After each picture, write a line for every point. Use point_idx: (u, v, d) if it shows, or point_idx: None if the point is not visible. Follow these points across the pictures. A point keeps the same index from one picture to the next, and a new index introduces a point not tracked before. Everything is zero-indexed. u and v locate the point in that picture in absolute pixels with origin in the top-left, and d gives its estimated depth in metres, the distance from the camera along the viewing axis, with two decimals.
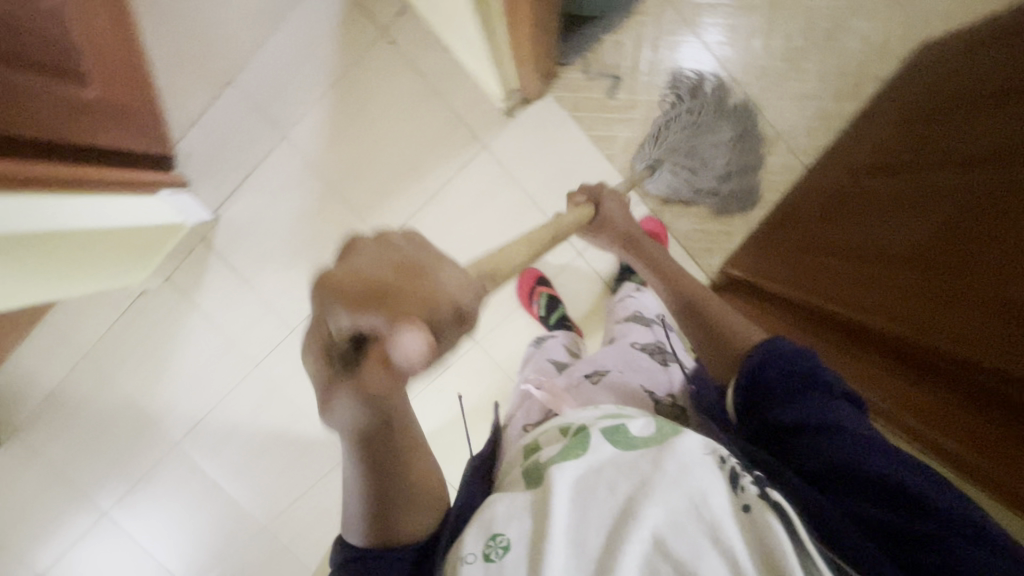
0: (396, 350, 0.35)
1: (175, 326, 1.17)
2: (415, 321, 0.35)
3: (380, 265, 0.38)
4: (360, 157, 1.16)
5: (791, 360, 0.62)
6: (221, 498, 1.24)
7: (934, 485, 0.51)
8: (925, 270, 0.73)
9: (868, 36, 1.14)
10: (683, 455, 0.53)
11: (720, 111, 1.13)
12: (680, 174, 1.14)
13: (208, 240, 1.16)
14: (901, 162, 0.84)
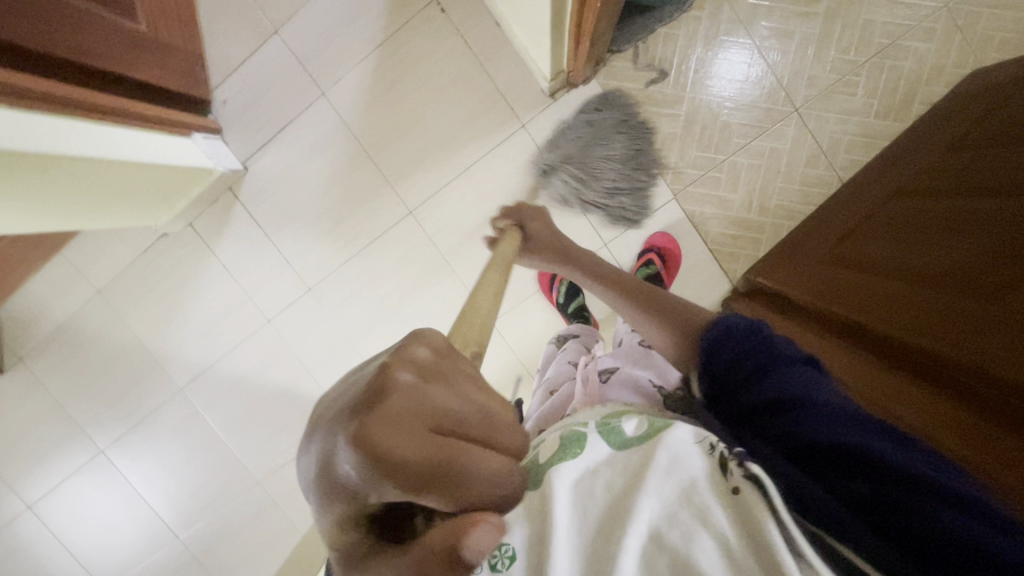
0: (469, 554, 0.27)
1: (199, 273, 1.25)
2: (490, 521, 0.28)
3: (414, 430, 0.26)
4: (395, 125, 1.14)
5: (743, 335, 0.53)
6: (219, 445, 1.32)
7: (921, 457, 0.41)
8: (977, 292, 0.67)
9: (925, 57, 1.03)
10: (675, 444, 0.46)
11: (622, 124, 1.08)
12: (570, 184, 1.10)
13: (234, 189, 1.21)
14: (983, 174, 0.75)
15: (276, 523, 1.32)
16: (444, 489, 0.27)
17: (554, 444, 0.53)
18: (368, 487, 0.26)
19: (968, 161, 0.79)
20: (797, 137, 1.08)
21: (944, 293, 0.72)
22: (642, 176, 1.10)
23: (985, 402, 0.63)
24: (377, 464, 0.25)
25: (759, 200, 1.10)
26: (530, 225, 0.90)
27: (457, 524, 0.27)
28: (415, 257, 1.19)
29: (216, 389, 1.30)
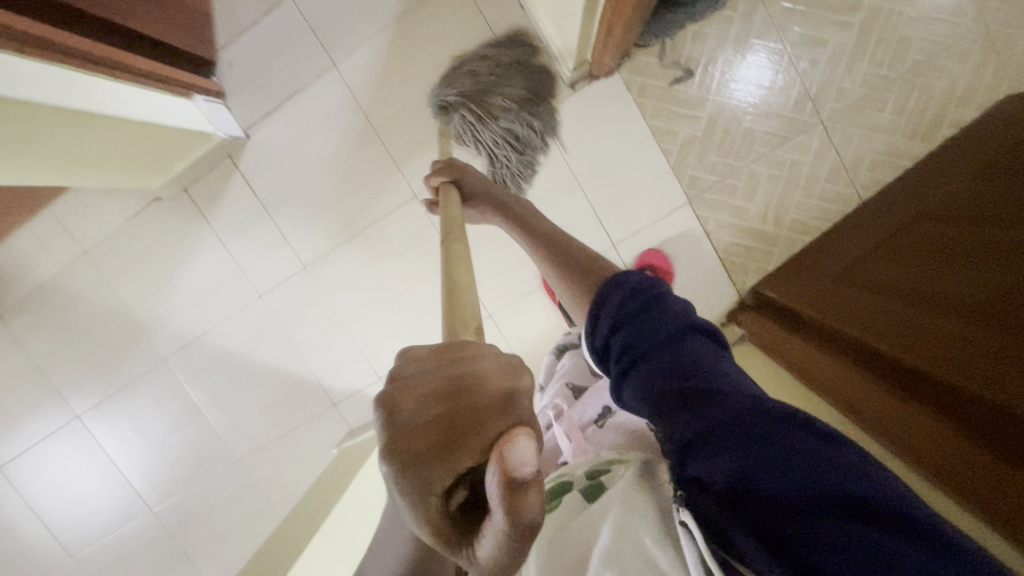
0: (521, 473, 0.28)
1: (193, 241, 1.21)
2: (512, 432, 0.30)
3: (420, 431, 0.30)
4: (405, 103, 1.10)
5: (645, 308, 0.55)
6: (198, 420, 1.28)
7: (824, 459, 0.39)
8: (995, 325, 0.65)
9: (957, 79, 0.99)
10: (634, 497, 0.54)
11: (523, 70, 1.04)
12: (467, 120, 1.01)
13: (233, 157, 1.16)
14: (1010, 200, 0.72)
15: (254, 503, 1.29)
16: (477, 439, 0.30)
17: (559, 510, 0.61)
18: (427, 467, 0.29)
19: (999, 185, 0.76)
20: (820, 150, 1.05)
21: (962, 322, 0.69)
22: (537, 131, 1.05)
23: (1009, 440, 0.62)
24: (418, 437, 0.30)
25: (775, 212, 1.07)
26: (466, 182, 0.88)
27: (493, 454, 0.29)
28: (417, 242, 1.16)
29: (201, 363, 1.26)
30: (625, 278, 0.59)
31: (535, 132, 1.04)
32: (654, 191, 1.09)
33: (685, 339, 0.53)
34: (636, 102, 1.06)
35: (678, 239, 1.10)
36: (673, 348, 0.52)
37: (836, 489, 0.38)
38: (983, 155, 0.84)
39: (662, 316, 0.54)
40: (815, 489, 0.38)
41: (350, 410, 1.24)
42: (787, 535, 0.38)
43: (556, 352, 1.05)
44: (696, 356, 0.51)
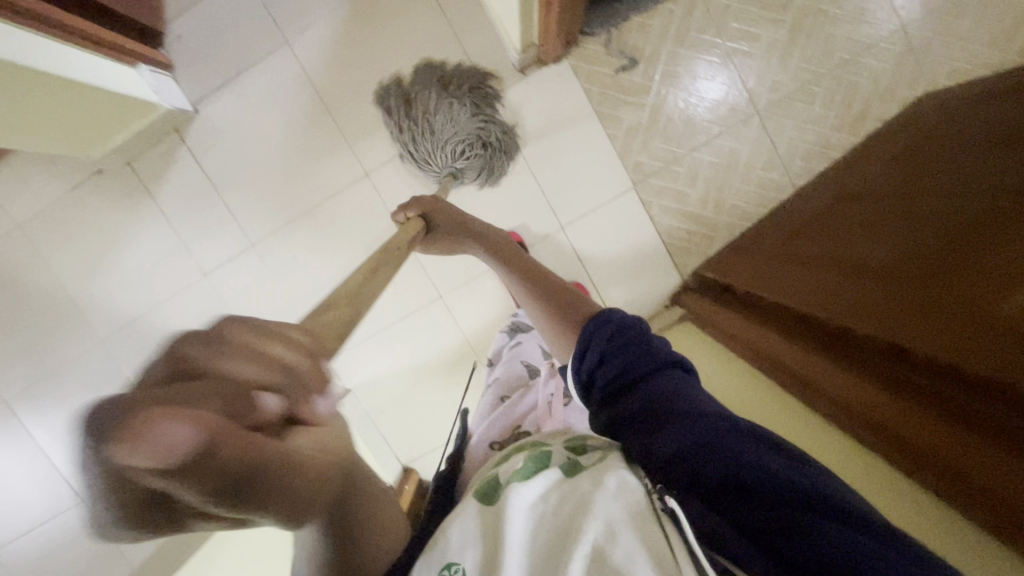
0: (175, 453, 0.22)
1: (136, 218, 1.18)
2: (144, 414, 0.22)
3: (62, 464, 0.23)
4: (359, 84, 1.11)
5: (624, 346, 0.60)
6: None
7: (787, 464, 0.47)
8: (901, 283, 0.65)
9: (878, 75, 1.06)
10: (625, 476, 0.49)
11: (435, 89, 1.03)
12: (466, 159, 1.05)
13: (180, 132, 1.14)
14: (931, 177, 0.75)
15: None
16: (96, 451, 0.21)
17: (518, 465, 0.54)
18: (96, 504, 0.23)
19: (921, 170, 0.79)
20: (757, 139, 1.10)
21: (874, 283, 0.69)
22: (479, 105, 1.05)
23: (913, 389, 0.60)
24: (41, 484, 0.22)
25: (716, 198, 1.12)
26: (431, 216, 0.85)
27: (134, 456, 0.22)
28: (367, 223, 1.16)
29: (142, 345, 1.22)
30: (602, 320, 0.62)
31: (480, 104, 1.05)
32: (601, 175, 1.12)
33: (660, 369, 0.58)
34: (584, 88, 1.09)
35: (624, 224, 1.14)
36: (653, 377, 0.57)
37: (807, 495, 0.44)
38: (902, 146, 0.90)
39: (637, 347, 0.59)
40: (792, 495, 0.44)
41: None
42: (774, 532, 0.43)
43: (509, 332, 1.07)
44: (673, 385, 0.56)
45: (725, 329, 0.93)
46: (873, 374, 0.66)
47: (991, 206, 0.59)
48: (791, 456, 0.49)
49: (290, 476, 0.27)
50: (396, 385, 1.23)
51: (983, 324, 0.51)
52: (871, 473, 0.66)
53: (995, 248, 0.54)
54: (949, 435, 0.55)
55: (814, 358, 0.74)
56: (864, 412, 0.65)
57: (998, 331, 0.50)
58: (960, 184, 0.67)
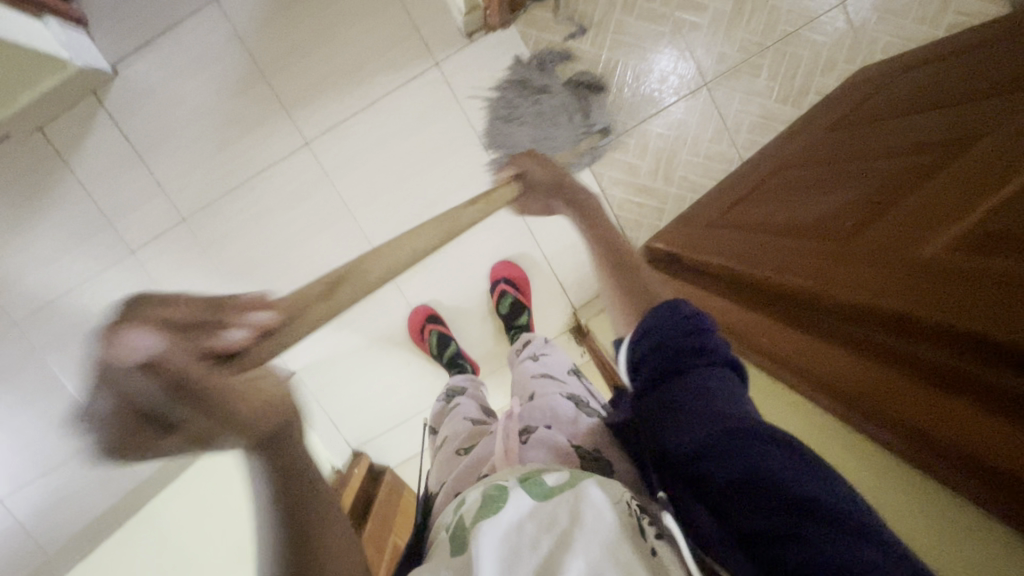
0: (147, 349, 0.37)
1: (49, 187, 1.08)
2: (140, 323, 0.37)
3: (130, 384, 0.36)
4: (297, 45, 1.05)
5: (680, 330, 0.47)
6: (60, 392, 1.15)
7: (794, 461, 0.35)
8: (841, 234, 0.62)
9: (818, 48, 1.08)
10: (597, 499, 0.43)
11: (504, 106, 1.08)
12: (588, 112, 1.08)
13: (99, 95, 1.06)
14: (866, 143, 0.75)
15: (123, 483, 1.18)
16: (116, 364, 0.36)
17: (473, 502, 0.46)
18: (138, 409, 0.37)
19: (862, 133, 0.79)
20: (704, 110, 1.10)
21: (816, 237, 0.66)
22: (538, 90, 1.07)
23: (838, 332, 0.56)
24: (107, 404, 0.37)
25: (665, 170, 1.12)
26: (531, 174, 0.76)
27: (133, 351, 0.37)
28: (307, 195, 1.10)
29: (61, 326, 1.13)
30: (668, 308, 0.49)
31: (538, 84, 1.07)
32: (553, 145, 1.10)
33: (711, 363, 0.45)
34: (533, 55, 1.07)
35: None
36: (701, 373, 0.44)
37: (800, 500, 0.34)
38: (846, 113, 0.91)
39: (691, 334, 0.46)
40: (779, 498, 0.34)
41: None
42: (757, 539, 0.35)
43: (445, 398, 0.89)
44: (724, 385, 0.43)
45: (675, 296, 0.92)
46: (799, 326, 0.62)
47: (927, 161, 0.58)
48: (789, 446, 0.36)
49: (222, 390, 0.37)
50: (344, 367, 1.18)
51: (912, 266, 0.49)
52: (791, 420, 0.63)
53: (936, 194, 0.53)
54: (860, 378, 0.51)
55: (749, 316, 0.71)
56: (795, 358, 0.61)
57: (926, 270, 0.48)
58: (895, 148, 0.67)
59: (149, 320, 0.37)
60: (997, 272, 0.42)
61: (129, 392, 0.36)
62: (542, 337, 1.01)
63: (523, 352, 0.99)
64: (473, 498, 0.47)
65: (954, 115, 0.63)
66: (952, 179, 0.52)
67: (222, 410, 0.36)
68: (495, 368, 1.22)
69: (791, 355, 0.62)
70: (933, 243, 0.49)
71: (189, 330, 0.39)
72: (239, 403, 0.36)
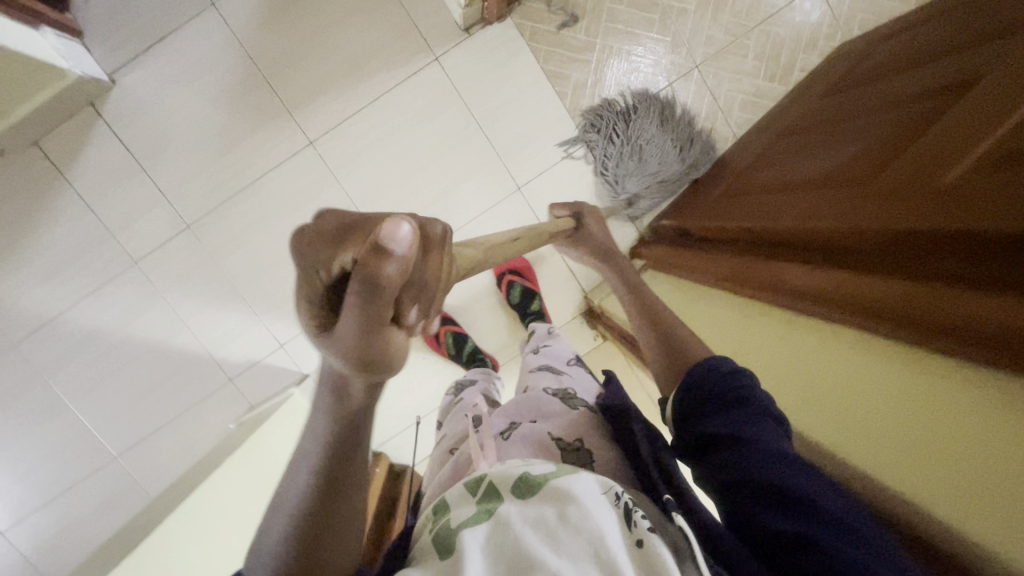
0: (386, 244, 0.28)
1: (47, 201, 1.06)
2: (399, 223, 0.28)
3: (333, 250, 0.29)
4: (297, 46, 1.06)
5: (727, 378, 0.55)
6: (67, 412, 1.11)
7: (823, 490, 0.45)
8: (863, 179, 0.65)
9: (799, 27, 1.13)
10: (586, 492, 0.47)
11: (661, 116, 1.11)
12: (653, 189, 1.13)
13: (96, 105, 1.05)
14: (869, 101, 0.78)
15: (133, 505, 1.13)
16: (358, 229, 0.29)
17: (461, 510, 0.48)
18: (313, 268, 0.29)
19: (859, 93, 0.83)
20: (697, 91, 1.14)
21: (837, 185, 0.69)
22: (686, 151, 1.12)
23: (868, 262, 0.58)
24: (311, 233, 0.30)
25: None
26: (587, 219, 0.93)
27: (376, 233, 0.28)
28: (315, 196, 1.10)
29: (62, 346, 1.10)
30: (717, 364, 0.57)
31: (687, 152, 1.12)
32: (554, 134, 1.13)
33: (756, 414, 0.51)
34: (530, 46, 1.10)
35: (578, 183, 1.15)
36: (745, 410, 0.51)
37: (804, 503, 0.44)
38: (835, 83, 0.95)
39: (733, 382, 0.54)
40: (801, 506, 0.44)
41: (247, 384, 1.14)
42: (785, 550, 0.43)
43: (454, 392, 0.95)
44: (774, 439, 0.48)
45: (691, 269, 0.95)
46: (825, 264, 0.64)
47: (936, 105, 0.62)
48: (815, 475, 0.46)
49: (381, 339, 0.30)
50: None
51: (938, 192, 0.51)
52: (796, 346, 0.66)
53: (951, 127, 0.55)
54: (887, 293, 0.53)
55: (766, 267, 0.74)
56: (820, 291, 0.62)
57: (952, 192, 0.50)
58: (895, 101, 0.71)
59: (413, 231, 0.29)
60: (1009, 182, 0.44)
61: (331, 260, 0.29)
62: (549, 325, 1.00)
63: (528, 345, 0.99)
64: (459, 511, 0.49)
65: (950, 64, 0.67)
66: (963, 113, 0.55)
67: (367, 349, 0.30)
68: (508, 359, 1.22)
69: (816, 288, 0.63)
70: (958, 167, 0.51)
71: (425, 284, 0.31)
72: (377, 347, 0.30)
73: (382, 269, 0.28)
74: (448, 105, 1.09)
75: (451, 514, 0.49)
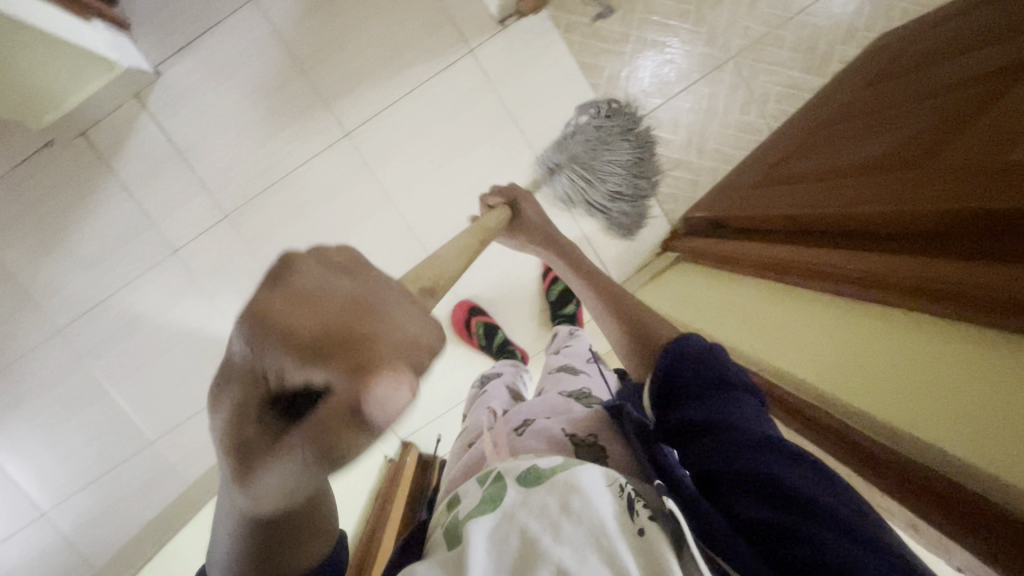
0: (365, 403, 0.26)
1: (91, 192, 1.09)
2: (387, 381, 0.26)
3: (307, 364, 0.27)
4: (335, 38, 1.07)
5: (700, 358, 0.55)
6: (108, 397, 1.14)
7: (811, 477, 0.43)
8: (909, 163, 0.65)
9: (837, 17, 1.11)
10: (589, 482, 0.47)
11: (643, 142, 1.03)
12: (577, 186, 1.03)
13: (141, 97, 1.08)
14: (912, 88, 0.77)
15: (173, 487, 1.16)
16: (330, 363, 0.26)
17: (473, 502, 0.51)
18: (276, 372, 0.27)
19: (902, 81, 0.82)
20: (732, 83, 1.13)
21: (881, 172, 0.69)
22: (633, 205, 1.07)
23: (918, 245, 0.58)
24: (271, 339, 0.27)
25: (697, 142, 1.14)
26: (523, 206, 0.85)
27: (360, 382, 0.26)
28: (349, 186, 1.11)
29: (104, 332, 1.13)
30: (686, 347, 0.57)
31: (634, 187, 1.05)
32: None
33: (728, 394, 0.51)
34: (564, 37, 1.10)
35: None
36: (719, 400, 0.51)
37: (788, 490, 0.43)
38: (877, 71, 0.93)
39: (707, 366, 0.54)
40: (784, 494, 0.43)
41: None
42: (768, 536, 0.42)
43: (480, 384, 0.96)
44: (747, 412, 0.50)
45: (729, 258, 0.96)
46: (874, 250, 0.64)
47: (986, 88, 0.61)
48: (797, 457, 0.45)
49: (319, 466, 0.29)
50: None
51: (989, 172, 0.51)
52: (833, 328, 0.66)
53: (1004, 111, 0.55)
54: (937, 273, 0.53)
55: (809, 254, 0.74)
56: (865, 274, 0.63)
57: (1003, 172, 0.50)
58: (945, 87, 0.70)
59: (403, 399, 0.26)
60: None
61: (302, 378, 0.27)
62: (569, 329, 1.01)
63: (551, 347, 1.01)
64: (471, 502, 0.51)
65: (998, 49, 0.66)
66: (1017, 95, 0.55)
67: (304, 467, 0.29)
68: (537, 350, 1.22)
69: (862, 271, 0.63)
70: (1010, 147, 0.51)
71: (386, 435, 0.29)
72: (307, 468, 0.29)
73: (347, 422, 0.26)
74: (482, 96, 1.10)
75: (461, 508, 0.51)
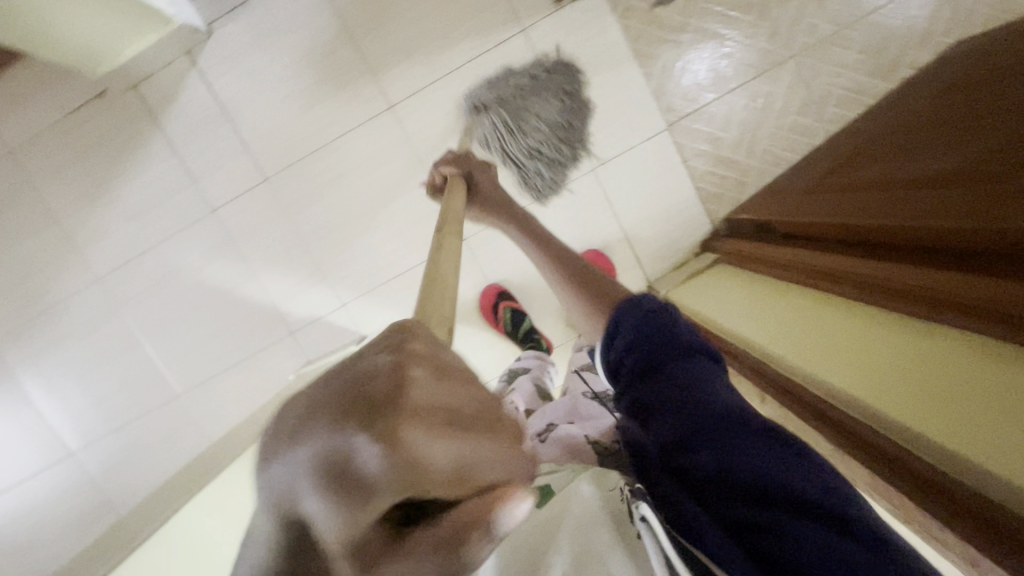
0: (509, 518, 0.23)
1: (137, 145, 1.11)
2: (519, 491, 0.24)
3: (446, 477, 0.21)
4: (386, 7, 1.05)
5: (648, 321, 0.54)
6: (139, 346, 1.17)
7: (775, 458, 0.44)
8: (967, 171, 0.60)
9: (913, 18, 1.05)
10: (587, 495, 0.51)
11: (575, 109, 1.08)
12: (497, 130, 1.06)
13: (192, 54, 1.08)
14: (977, 87, 0.72)
15: (196, 440, 1.19)
16: (475, 477, 0.22)
17: None
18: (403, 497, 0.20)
19: (968, 84, 0.77)
20: (792, 82, 1.08)
21: (938, 181, 0.65)
22: (550, 168, 1.10)
23: (970, 260, 0.55)
24: (411, 457, 0.19)
25: (748, 141, 1.10)
26: (476, 177, 0.83)
27: (502, 492, 0.23)
28: (389, 159, 1.11)
29: (141, 283, 1.15)
30: (628, 314, 0.56)
31: (556, 150, 1.09)
32: (636, 116, 1.10)
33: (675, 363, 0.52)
34: (620, 22, 1.06)
35: (654, 168, 1.12)
36: (668, 371, 0.51)
37: (754, 479, 0.43)
38: (947, 74, 0.88)
39: (659, 334, 0.53)
40: (754, 487, 0.43)
41: (306, 338, 1.17)
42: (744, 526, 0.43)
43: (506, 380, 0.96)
44: (695, 375, 0.51)
45: (773, 266, 0.93)
46: (925, 264, 0.60)
47: None
48: (760, 438, 0.45)
49: None
50: None
51: None
52: (874, 344, 0.64)
53: None
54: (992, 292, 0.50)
55: (859, 266, 0.71)
56: (918, 291, 0.59)
57: None
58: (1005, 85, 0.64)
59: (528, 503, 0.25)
60: None
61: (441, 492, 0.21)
62: None
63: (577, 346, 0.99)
64: None
65: None
66: None
67: None
68: (563, 340, 1.21)
69: (914, 287, 0.60)
70: None
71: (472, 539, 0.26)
72: None
73: (481, 541, 0.22)
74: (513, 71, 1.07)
75: None
